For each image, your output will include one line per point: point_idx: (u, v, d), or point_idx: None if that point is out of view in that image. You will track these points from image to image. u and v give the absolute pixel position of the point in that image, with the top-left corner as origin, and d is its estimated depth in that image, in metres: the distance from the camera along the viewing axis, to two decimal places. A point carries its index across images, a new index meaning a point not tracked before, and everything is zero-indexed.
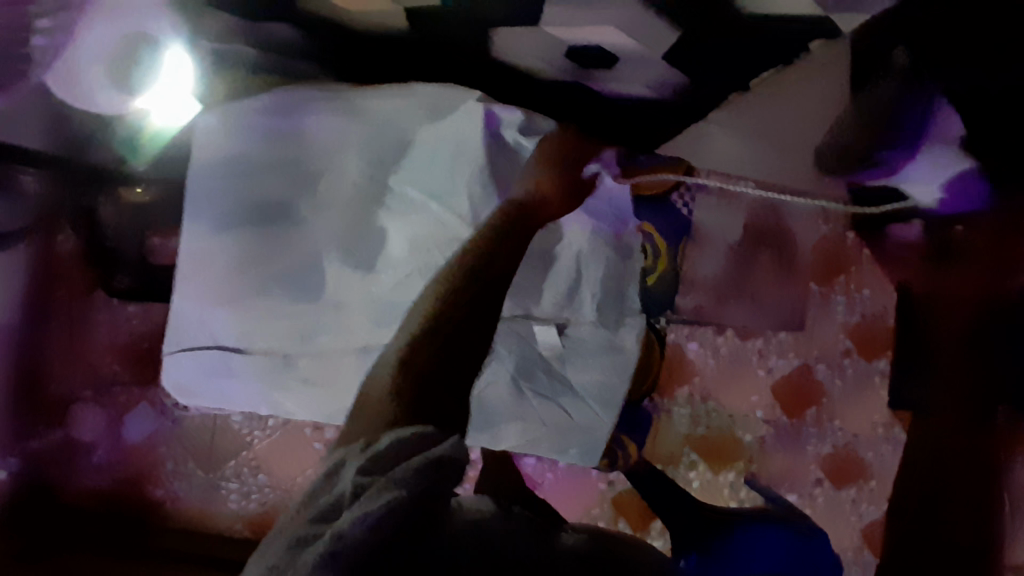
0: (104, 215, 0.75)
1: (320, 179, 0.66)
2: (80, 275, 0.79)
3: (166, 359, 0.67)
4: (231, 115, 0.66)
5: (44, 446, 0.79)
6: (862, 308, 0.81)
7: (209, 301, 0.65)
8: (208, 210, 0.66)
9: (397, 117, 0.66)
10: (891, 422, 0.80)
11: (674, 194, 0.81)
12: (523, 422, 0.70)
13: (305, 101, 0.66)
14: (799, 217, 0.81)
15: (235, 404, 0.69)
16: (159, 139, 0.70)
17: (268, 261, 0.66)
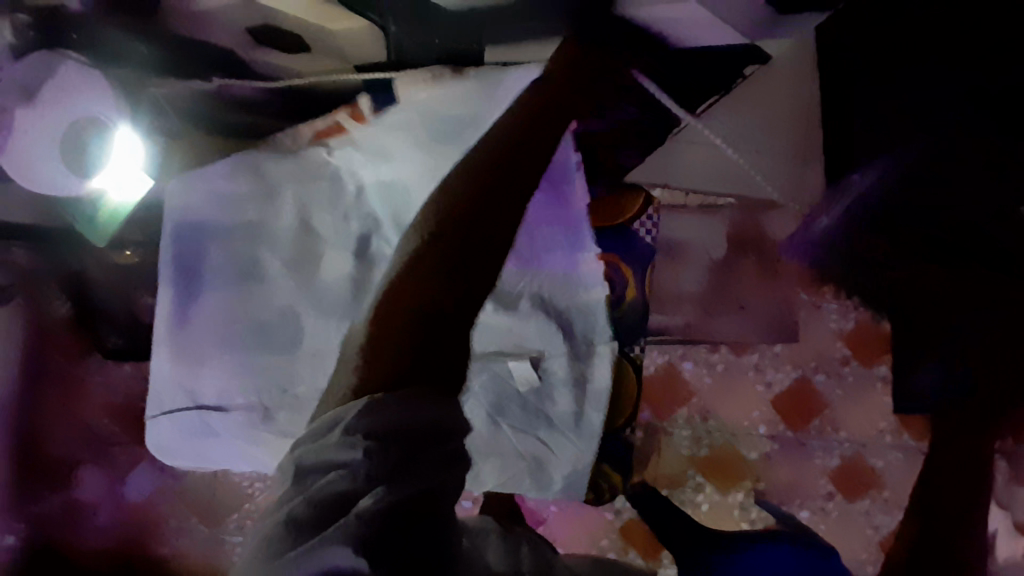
0: (94, 277, 0.77)
1: (284, 233, 0.71)
2: (73, 337, 0.79)
3: (149, 422, 0.71)
4: (191, 181, 0.71)
5: (48, 509, 0.79)
6: (856, 313, 0.80)
7: (187, 365, 0.70)
8: (176, 276, 0.70)
9: (351, 165, 0.71)
10: (897, 428, 0.79)
11: (636, 222, 0.80)
12: (499, 459, 0.72)
13: (261, 162, 0.71)
14: (780, 225, 0.79)
15: (220, 462, 0.73)
16: (119, 214, 0.72)
17: (240, 317, 0.70)
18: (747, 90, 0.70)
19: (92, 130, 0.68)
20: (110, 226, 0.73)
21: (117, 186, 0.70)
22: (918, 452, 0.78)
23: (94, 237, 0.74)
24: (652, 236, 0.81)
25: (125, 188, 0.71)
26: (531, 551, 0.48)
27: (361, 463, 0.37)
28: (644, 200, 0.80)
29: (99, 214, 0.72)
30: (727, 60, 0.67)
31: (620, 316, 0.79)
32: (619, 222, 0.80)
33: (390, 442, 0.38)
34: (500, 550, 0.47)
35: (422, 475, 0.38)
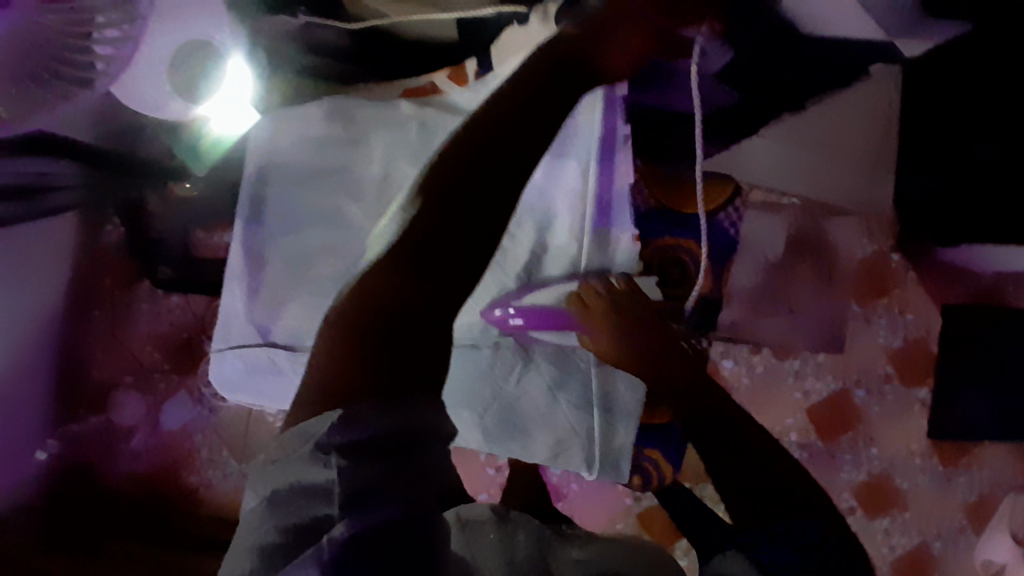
0: (151, 208, 0.77)
1: (370, 186, 0.72)
2: (125, 265, 0.78)
3: (214, 357, 0.72)
4: (288, 120, 0.72)
5: (85, 429, 0.78)
6: (905, 331, 0.79)
7: (261, 304, 0.72)
8: (271, 215, 0.72)
9: (436, 120, 0.71)
10: (929, 452, 0.79)
11: (721, 212, 0.78)
12: (555, 433, 0.74)
13: (355, 109, 0.72)
14: (844, 232, 0.78)
15: (274, 403, 0.71)
16: (219, 143, 0.75)
17: (327, 262, 0.72)
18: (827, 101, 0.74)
19: (208, 60, 0.72)
20: (208, 157, 0.75)
21: (220, 116, 0.74)
22: (946, 477, 0.78)
23: (195, 164, 0.76)
24: (735, 229, 0.78)
25: (224, 117, 0.74)
26: (529, 538, 0.46)
27: (335, 484, 0.38)
28: (731, 189, 0.77)
29: (201, 143, 0.75)
30: (813, 75, 0.74)
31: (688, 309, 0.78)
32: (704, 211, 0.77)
33: (360, 460, 0.37)
34: (496, 548, 0.44)
35: (397, 492, 0.38)
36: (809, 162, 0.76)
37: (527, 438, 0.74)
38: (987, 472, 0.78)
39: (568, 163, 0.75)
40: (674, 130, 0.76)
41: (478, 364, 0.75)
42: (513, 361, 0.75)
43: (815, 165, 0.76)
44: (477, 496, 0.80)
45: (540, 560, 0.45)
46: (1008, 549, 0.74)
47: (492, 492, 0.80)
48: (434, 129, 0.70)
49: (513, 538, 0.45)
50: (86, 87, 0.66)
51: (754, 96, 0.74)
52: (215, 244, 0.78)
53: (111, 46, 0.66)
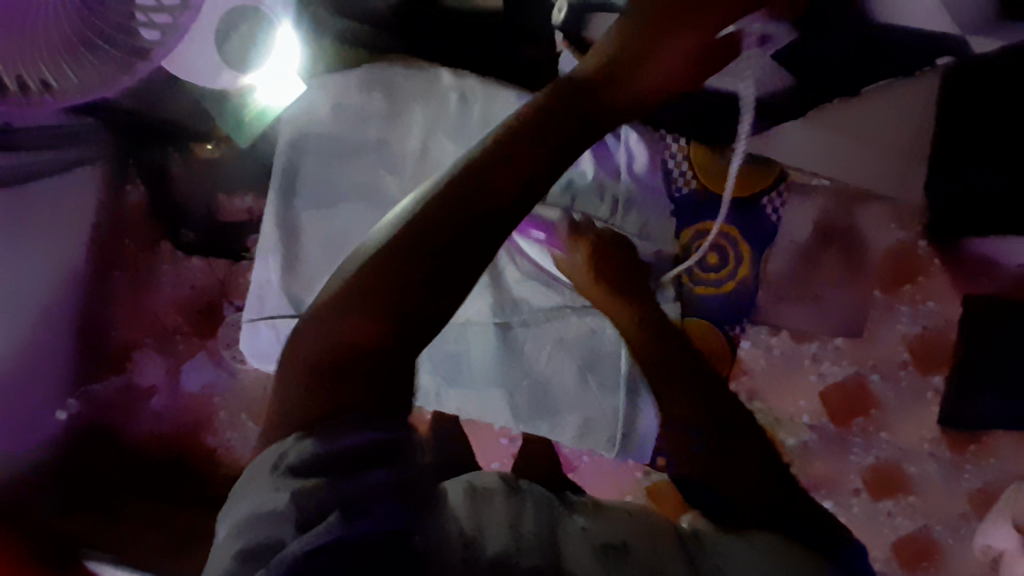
0: (172, 170, 0.76)
1: (407, 159, 0.71)
2: (145, 227, 0.77)
3: (246, 328, 0.71)
4: (325, 88, 0.71)
5: (105, 391, 0.79)
6: (926, 320, 0.79)
7: (296, 277, 0.71)
8: (306, 186, 0.71)
9: (477, 93, 0.69)
10: (939, 440, 0.79)
11: (765, 198, 0.80)
12: (584, 413, 0.74)
13: (393, 79, 0.71)
14: (874, 219, 0.78)
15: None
16: (264, 115, 0.73)
17: (361, 236, 0.70)
18: (872, 95, 0.71)
19: (258, 24, 0.68)
20: (254, 127, 0.74)
21: (268, 86, 0.70)
22: (955, 466, 0.79)
23: (237, 134, 0.74)
24: (777, 217, 0.80)
25: (273, 89, 0.71)
26: (536, 509, 0.48)
27: (289, 505, 0.37)
28: (775, 177, 0.79)
29: (244, 114, 0.72)
30: (872, 65, 0.68)
31: (729, 292, 0.81)
32: (746, 196, 0.79)
33: (327, 476, 0.38)
34: (502, 511, 0.46)
35: (358, 506, 0.37)
36: (839, 148, 0.75)
37: (556, 418, 0.74)
38: (995, 465, 0.78)
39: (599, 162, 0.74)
40: (717, 118, 0.72)
41: (505, 346, 0.74)
42: (544, 339, 0.74)
43: (841, 154, 0.75)
44: (491, 463, 0.81)
45: (547, 526, 0.46)
46: (1003, 534, 0.74)
47: (505, 461, 0.81)
48: (474, 103, 0.69)
49: (520, 502, 0.48)
50: (140, 59, 0.59)
51: (808, 86, 0.70)
52: (238, 208, 0.77)
53: (170, 15, 0.58)
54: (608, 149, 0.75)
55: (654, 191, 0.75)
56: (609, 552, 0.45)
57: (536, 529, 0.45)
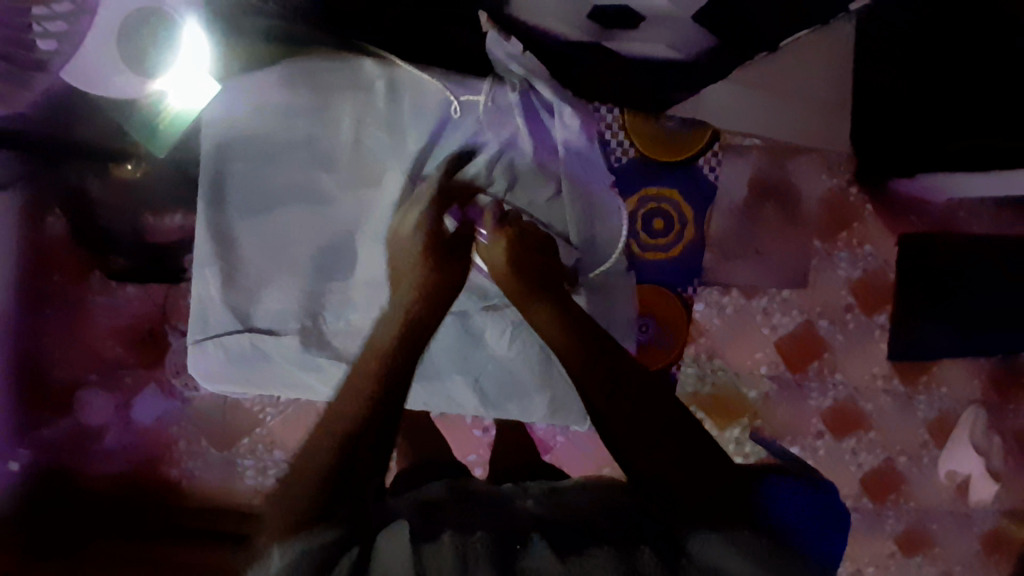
0: (95, 195, 0.71)
1: (339, 154, 0.67)
2: (71, 258, 0.74)
3: (191, 348, 0.68)
4: (244, 91, 0.65)
5: (55, 436, 0.75)
6: (864, 263, 0.84)
7: (238, 288, 0.67)
8: (236, 194, 0.67)
9: (405, 81, 0.66)
10: (889, 373, 0.86)
11: (700, 159, 0.80)
12: (551, 389, 0.74)
13: (315, 70, 0.65)
14: (804, 174, 0.82)
15: (260, 389, 0.69)
16: (179, 121, 0.65)
17: (302, 240, 0.68)
18: (797, 48, 0.74)
19: (161, 26, 0.61)
20: (168, 134, 0.66)
21: (181, 90, 0.63)
22: (908, 397, 0.86)
23: (152, 143, 0.66)
24: (714, 175, 0.80)
25: (185, 92, 0.64)
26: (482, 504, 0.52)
27: None
28: (709, 135, 0.79)
29: (158, 121, 0.65)
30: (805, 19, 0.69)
31: (679, 255, 0.81)
32: (683, 158, 0.79)
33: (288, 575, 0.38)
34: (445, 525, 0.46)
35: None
36: (766, 104, 0.77)
37: (526, 399, 0.74)
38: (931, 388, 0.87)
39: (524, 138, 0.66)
40: (645, 84, 0.71)
41: (466, 334, 0.73)
42: (502, 322, 0.72)
43: (770, 115, 0.78)
44: (467, 456, 0.81)
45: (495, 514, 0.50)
46: (970, 460, 0.87)
47: (481, 452, 0.81)
48: (404, 90, 0.66)
49: (465, 513, 0.49)
50: (40, 70, 0.61)
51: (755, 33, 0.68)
52: (170, 227, 0.73)
53: (63, 21, 0.59)
54: (542, 125, 0.67)
55: (596, 163, 0.68)
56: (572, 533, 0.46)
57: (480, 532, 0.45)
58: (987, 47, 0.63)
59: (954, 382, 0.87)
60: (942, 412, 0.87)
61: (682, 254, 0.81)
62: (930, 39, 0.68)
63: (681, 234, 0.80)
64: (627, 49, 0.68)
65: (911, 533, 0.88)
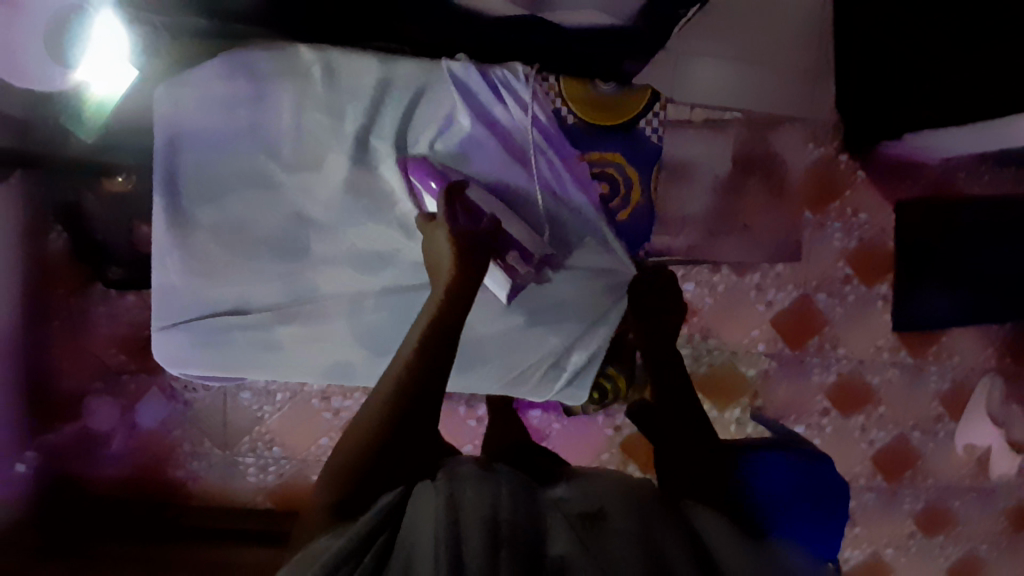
0: (90, 209, 0.71)
1: (284, 137, 0.61)
2: (71, 270, 0.77)
3: (159, 335, 0.63)
4: (180, 79, 0.59)
5: (63, 440, 0.77)
6: (859, 232, 0.83)
7: (199, 275, 0.61)
8: (184, 181, 0.61)
9: (345, 62, 0.60)
10: (896, 346, 0.83)
11: (643, 119, 0.68)
12: (511, 356, 0.65)
13: (251, 53, 0.59)
14: (790, 143, 0.79)
15: (233, 370, 0.64)
16: (103, 108, 0.60)
17: (256, 225, 0.62)
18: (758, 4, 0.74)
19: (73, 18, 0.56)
20: (94, 122, 0.61)
21: (107, 80, 0.58)
22: (917, 368, 0.84)
23: (81, 130, 0.62)
24: (659, 135, 0.68)
25: (104, 78, 0.58)
26: (510, 491, 0.45)
27: None
28: (651, 97, 0.67)
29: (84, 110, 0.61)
30: None
31: (625, 221, 0.68)
32: (622, 118, 0.67)
33: None
34: (480, 496, 0.43)
35: None
36: (750, 79, 0.75)
37: (483, 365, 0.65)
38: (940, 359, 0.84)
39: (468, 117, 0.62)
40: (584, 68, 0.67)
41: (408, 312, 0.63)
42: None
43: (751, 82, 0.76)
44: (464, 447, 0.81)
45: (524, 499, 0.44)
46: None
47: (477, 442, 0.81)
48: (343, 73, 0.60)
49: (494, 487, 0.45)
50: None
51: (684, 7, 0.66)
52: None
53: None
54: (486, 99, 0.63)
55: (546, 124, 0.63)
56: (592, 519, 0.43)
57: (516, 513, 0.42)
58: (987, 48, 0.58)
59: (968, 350, 0.84)
60: (956, 382, 0.84)
61: (631, 219, 0.68)
62: (931, 42, 0.64)
63: (625, 198, 0.67)
64: (571, 20, 0.63)
65: (932, 510, 0.85)
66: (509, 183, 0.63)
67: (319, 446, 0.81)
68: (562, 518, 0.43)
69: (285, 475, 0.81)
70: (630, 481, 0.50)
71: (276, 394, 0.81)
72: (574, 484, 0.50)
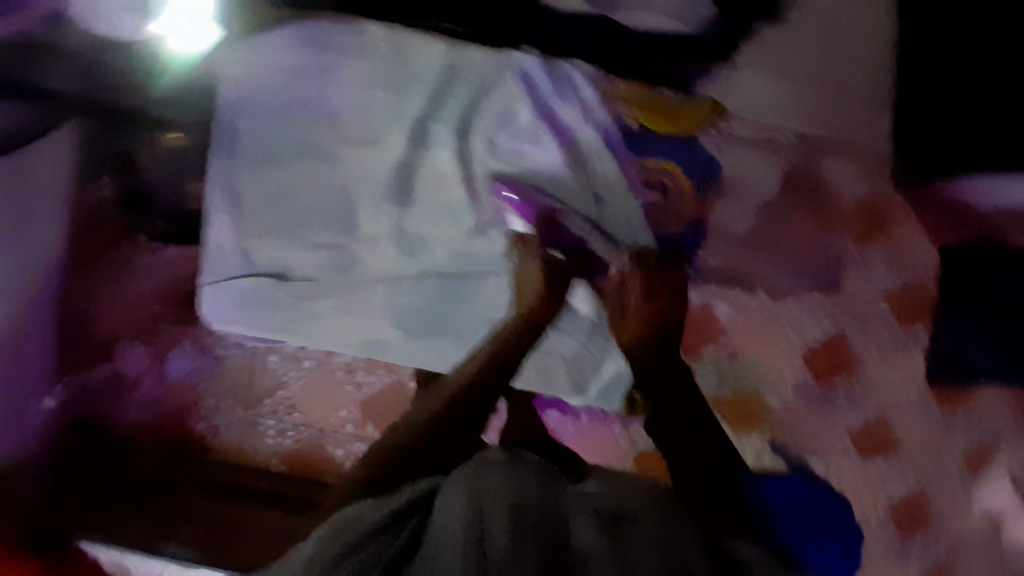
0: (142, 162, 0.76)
1: (342, 115, 0.72)
2: (115, 224, 0.78)
3: (205, 291, 0.72)
4: (255, 47, 0.73)
5: (92, 380, 0.79)
6: (906, 272, 0.78)
7: (247, 233, 0.72)
8: (246, 145, 0.72)
9: (410, 48, 0.72)
10: (927, 394, 0.78)
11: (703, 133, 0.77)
12: (546, 359, 0.75)
13: (326, 35, 0.72)
14: (839, 173, 0.79)
15: (270, 333, 0.72)
16: (176, 63, 0.73)
17: (308, 190, 0.72)
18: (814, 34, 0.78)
19: None
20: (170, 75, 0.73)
21: (184, 36, 0.72)
22: (942, 420, 0.78)
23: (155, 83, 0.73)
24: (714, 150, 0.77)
25: (185, 35, 0.72)
26: (536, 479, 0.47)
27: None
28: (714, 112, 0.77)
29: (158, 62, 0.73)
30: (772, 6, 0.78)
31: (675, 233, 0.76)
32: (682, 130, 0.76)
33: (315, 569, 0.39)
34: (508, 485, 0.45)
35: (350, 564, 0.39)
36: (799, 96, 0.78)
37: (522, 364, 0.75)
38: (982, 420, 0.78)
39: (525, 107, 0.73)
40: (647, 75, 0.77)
41: (444, 292, 0.72)
42: None
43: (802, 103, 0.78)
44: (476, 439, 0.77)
45: (549, 489, 0.46)
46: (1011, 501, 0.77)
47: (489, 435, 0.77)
48: (409, 54, 0.72)
49: (521, 475, 0.47)
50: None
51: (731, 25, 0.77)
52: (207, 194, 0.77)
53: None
54: (542, 97, 0.74)
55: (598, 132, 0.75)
56: (615, 519, 0.44)
57: (540, 500, 0.44)
58: (987, 47, 0.74)
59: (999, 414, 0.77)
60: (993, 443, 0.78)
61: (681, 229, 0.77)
62: (931, 42, 0.77)
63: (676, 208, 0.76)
64: (637, 20, 0.76)
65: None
66: (564, 192, 0.73)
67: (339, 417, 0.83)
68: (586, 512, 0.44)
69: (303, 440, 0.82)
70: (652, 489, 0.52)
71: (302, 361, 0.83)
72: (600, 483, 0.52)
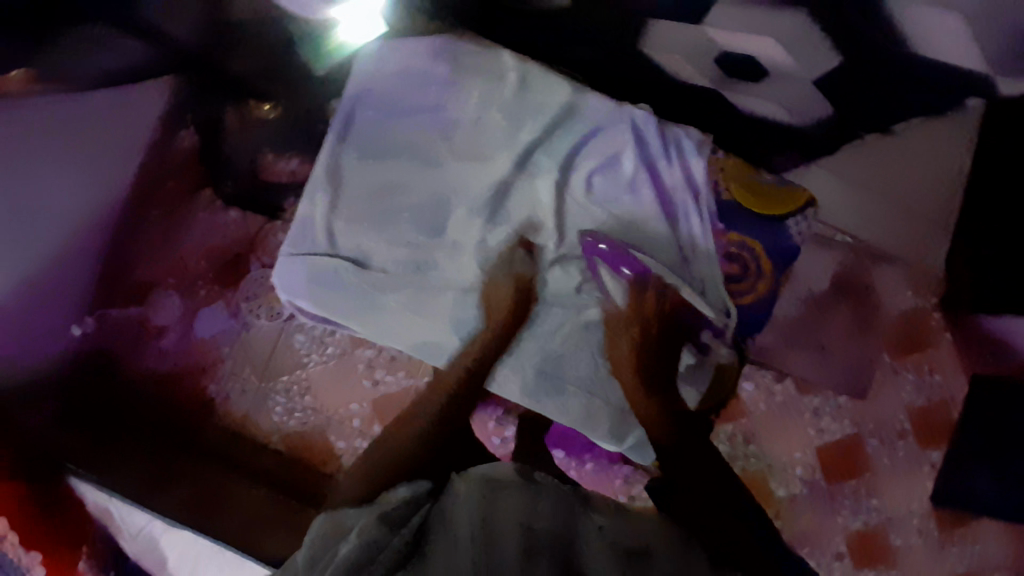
0: (228, 125, 0.80)
1: (457, 127, 0.73)
2: (190, 171, 0.82)
3: (280, 262, 0.72)
4: (394, 48, 0.74)
5: (121, 319, 0.80)
6: (930, 391, 0.78)
7: (337, 216, 0.73)
8: (357, 135, 0.74)
9: (538, 82, 0.73)
10: (928, 515, 0.77)
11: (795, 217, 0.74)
12: (589, 396, 0.71)
13: (460, 51, 0.74)
14: (889, 284, 0.79)
15: (335, 317, 0.72)
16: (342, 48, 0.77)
17: (405, 190, 0.73)
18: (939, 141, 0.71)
19: None
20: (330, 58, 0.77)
21: (352, 24, 0.76)
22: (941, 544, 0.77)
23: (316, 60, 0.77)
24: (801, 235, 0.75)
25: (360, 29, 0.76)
26: (553, 502, 0.49)
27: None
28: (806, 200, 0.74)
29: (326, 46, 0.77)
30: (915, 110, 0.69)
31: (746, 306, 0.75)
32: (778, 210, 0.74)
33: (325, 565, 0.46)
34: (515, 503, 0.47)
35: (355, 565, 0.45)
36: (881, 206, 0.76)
37: (561, 393, 0.72)
38: (984, 550, 0.75)
39: (634, 156, 0.72)
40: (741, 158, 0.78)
41: None
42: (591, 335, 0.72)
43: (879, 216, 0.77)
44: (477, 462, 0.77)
45: (562, 515, 0.48)
46: None
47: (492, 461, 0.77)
48: (533, 88, 0.73)
49: (537, 496, 0.49)
50: None
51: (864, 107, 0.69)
52: (287, 169, 0.83)
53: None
54: (654, 154, 0.73)
55: (703, 196, 0.73)
56: (630, 560, 0.45)
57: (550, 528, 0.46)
58: None
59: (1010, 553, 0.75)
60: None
61: (751, 304, 0.75)
62: None
63: (751, 286, 0.74)
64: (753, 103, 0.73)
65: None
66: (662, 249, 0.72)
67: (347, 409, 0.82)
68: (603, 553, 0.45)
69: (307, 424, 0.82)
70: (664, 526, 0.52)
71: (326, 346, 0.83)
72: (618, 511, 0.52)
